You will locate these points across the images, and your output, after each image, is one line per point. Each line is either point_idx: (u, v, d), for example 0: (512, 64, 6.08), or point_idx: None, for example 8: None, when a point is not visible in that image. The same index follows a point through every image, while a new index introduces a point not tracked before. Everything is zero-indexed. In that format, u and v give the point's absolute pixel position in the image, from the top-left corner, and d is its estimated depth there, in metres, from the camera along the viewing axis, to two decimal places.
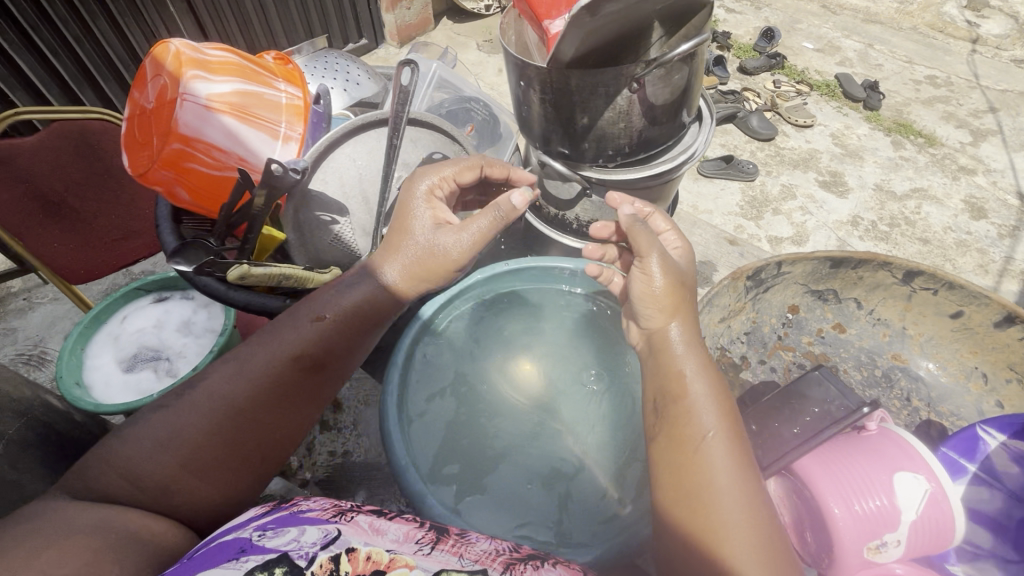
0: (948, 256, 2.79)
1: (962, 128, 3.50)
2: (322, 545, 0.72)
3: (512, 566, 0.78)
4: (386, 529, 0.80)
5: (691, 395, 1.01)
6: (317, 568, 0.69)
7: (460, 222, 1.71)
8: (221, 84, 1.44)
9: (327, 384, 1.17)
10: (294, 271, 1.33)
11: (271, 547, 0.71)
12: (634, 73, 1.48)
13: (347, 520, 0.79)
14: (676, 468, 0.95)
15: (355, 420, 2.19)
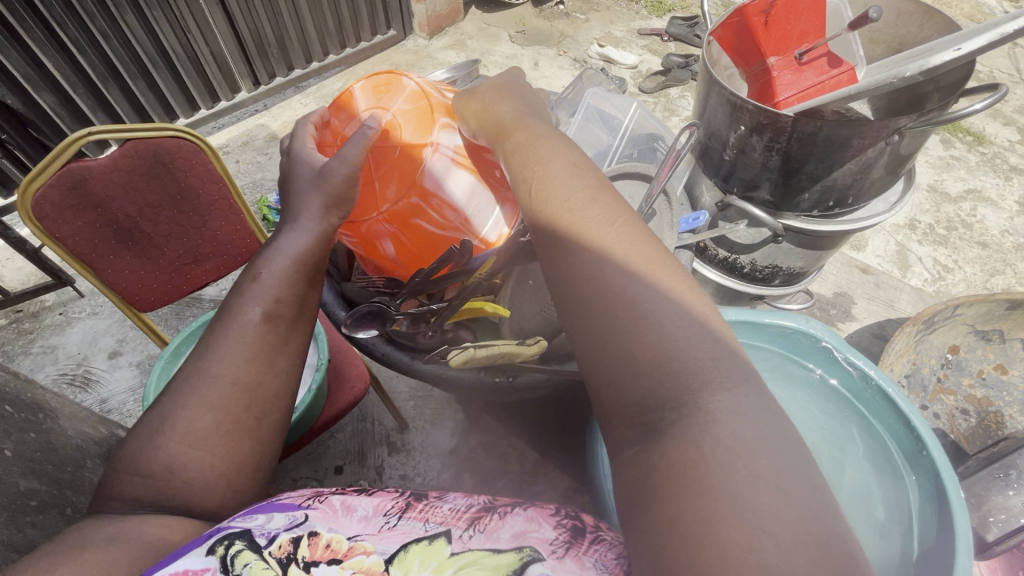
0: (1009, 260, 2.75)
1: (1010, 126, 3.43)
2: (286, 526, 0.66)
3: (478, 519, 0.68)
4: (358, 504, 0.71)
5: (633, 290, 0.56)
6: (275, 551, 0.63)
7: None
8: (470, 135, 1.02)
9: (295, 337, 0.83)
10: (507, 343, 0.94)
11: (238, 526, 0.66)
12: (901, 124, 1.26)
13: (316, 501, 0.70)
14: (598, 308, 0.56)
15: (422, 442, 2.03)
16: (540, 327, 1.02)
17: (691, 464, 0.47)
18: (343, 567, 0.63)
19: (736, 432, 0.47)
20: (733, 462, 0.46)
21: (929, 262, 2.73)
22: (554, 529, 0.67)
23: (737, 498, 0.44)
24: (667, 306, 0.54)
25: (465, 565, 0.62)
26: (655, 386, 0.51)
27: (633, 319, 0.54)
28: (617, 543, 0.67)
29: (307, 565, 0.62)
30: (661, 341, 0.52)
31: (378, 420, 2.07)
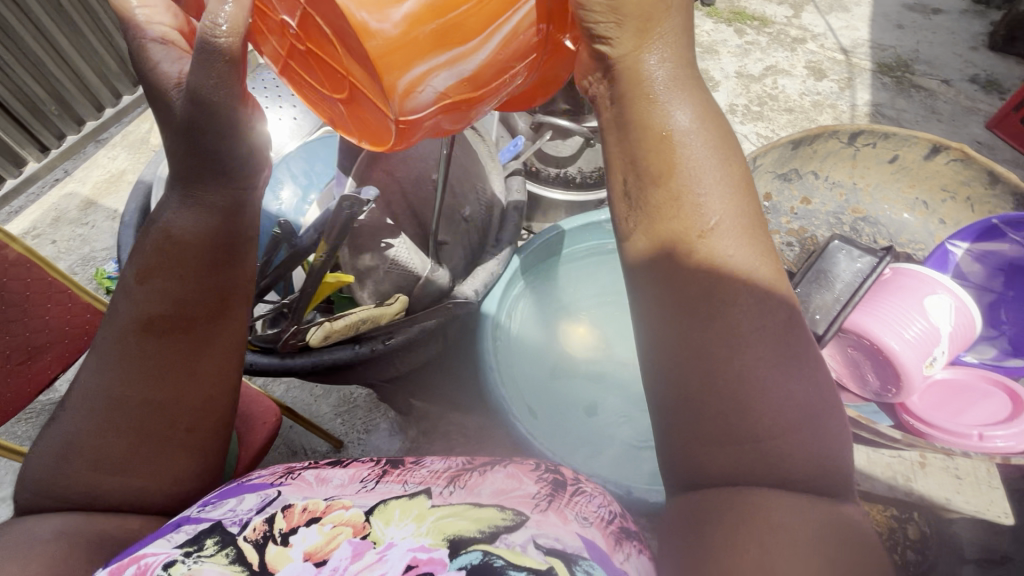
0: (811, 117, 3.18)
1: (784, 4, 3.90)
2: (258, 508, 0.62)
3: (458, 478, 0.67)
4: (332, 476, 0.70)
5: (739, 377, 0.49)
6: (251, 533, 0.59)
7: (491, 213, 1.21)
8: (451, 69, 0.57)
9: (228, 329, 0.62)
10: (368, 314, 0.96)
11: (205, 517, 0.61)
12: None
13: (289, 479, 0.70)
14: (702, 364, 0.50)
15: (363, 452, 1.98)
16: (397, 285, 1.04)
17: (740, 422, 0.49)
18: (322, 525, 0.59)
19: (793, 411, 0.49)
20: (781, 426, 0.48)
21: (754, 138, 3.08)
22: (534, 484, 0.67)
23: (771, 467, 0.48)
24: (755, 295, 0.51)
25: (447, 517, 0.59)
26: (740, 374, 0.49)
27: (731, 316, 0.50)
28: (599, 496, 0.67)
29: (285, 535, 0.58)
30: (768, 420, 0.49)
31: (310, 448, 1.99)
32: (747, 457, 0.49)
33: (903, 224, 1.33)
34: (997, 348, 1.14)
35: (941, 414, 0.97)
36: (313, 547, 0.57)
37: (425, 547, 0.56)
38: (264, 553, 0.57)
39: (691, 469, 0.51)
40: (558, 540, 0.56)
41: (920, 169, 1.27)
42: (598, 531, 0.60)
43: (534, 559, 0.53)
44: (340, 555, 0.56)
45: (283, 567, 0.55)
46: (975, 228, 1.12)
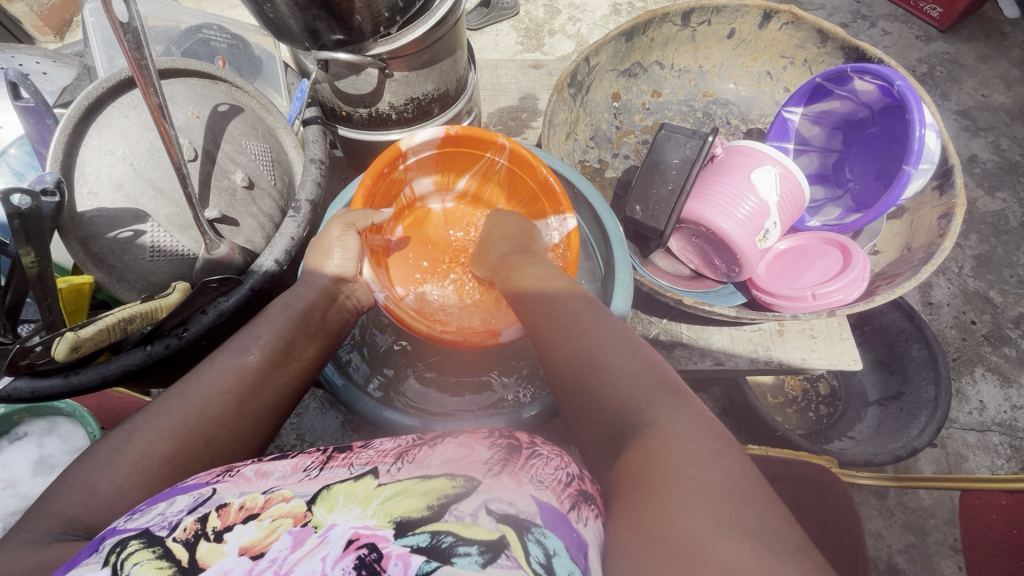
0: None
1: None
2: (191, 507, 0.46)
3: (407, 452, 0.53)
4: (273, 468, 0.52)
5: (595, 349, 0.57)
6: (179, 533, 0.42)
7: (279, 166, 0.81)
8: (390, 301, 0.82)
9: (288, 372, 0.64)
10: (140, 307, 0.63)
11: (128, 526, 0.44)
12: None
13: (225, 475, 0.51)
14: (571, 356, 0.59)
15: None
16: (174, 273, 0.69)
17: (594, 394, 0.55)
18: (260, 518, 0.44)
19: (601, 346, 0.57)
20: (606, 363, 0.56)
21: None
22: (488, 449, 0.53)
23: (620, 395, 0.53)
24: (557, 306, 0.65)
25: (394, 495, 0.45)
26: (575, 365, 0.58)
27: (582, 347, 0.58)
28: (556, 459, 0.54)
29: (220, 532, 0.42)
30: (611, 393, 0.54)
31: None
32: (606, 413, 0.53)
33: (752, 99, 1.31)
34: (841, 208, 1.11)
35: (783, 282, 1.01)
36: (250, 539, 0.41)
37: (368, 526, 0.42)
38: (194, 550, 0.41)
39: (589, 423, 0.56)
40: (511, 505, 0.44)
41: (758, 39, 1.24)
42: (554, 496, 0.48)
43: (485, 529, 0.41)
44: (280, 546, 0.41)
45: (214, 565, 0.40)
46: (805, 91, 1.12)
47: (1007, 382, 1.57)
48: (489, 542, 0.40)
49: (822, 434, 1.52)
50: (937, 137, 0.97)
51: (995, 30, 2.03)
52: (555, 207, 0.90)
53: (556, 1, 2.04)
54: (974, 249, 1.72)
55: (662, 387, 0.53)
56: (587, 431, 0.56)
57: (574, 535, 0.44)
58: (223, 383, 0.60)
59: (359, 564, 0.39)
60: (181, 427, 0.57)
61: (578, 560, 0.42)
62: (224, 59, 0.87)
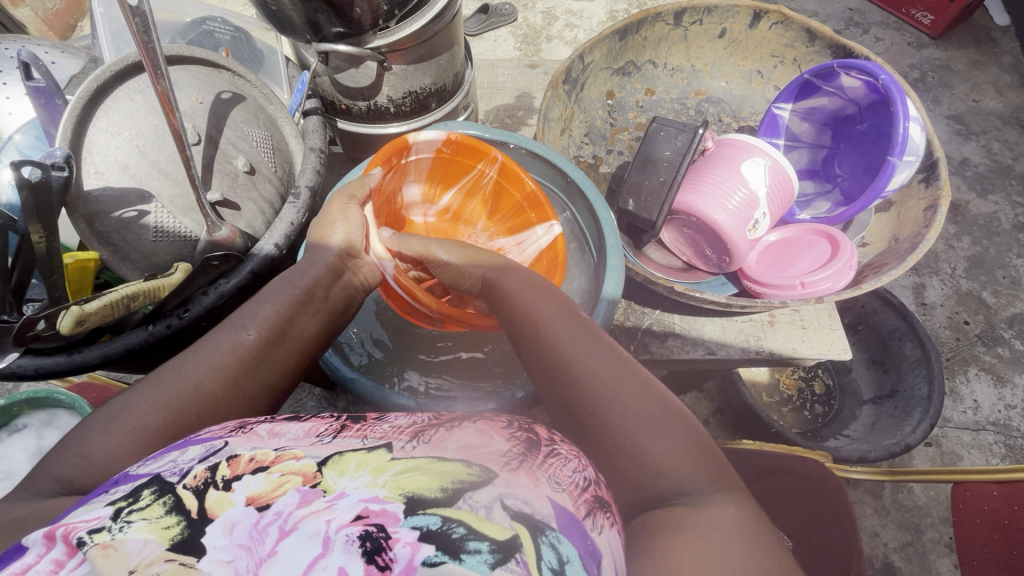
0: None
1: None
2: (201, 458, 0.48)
3: (424, 432, 0.54)
4: (287, 429, 0.54)
5: (643, 407, 0.56)
6: (189, 480, 0.45)
7: (280, 154, 0.83)
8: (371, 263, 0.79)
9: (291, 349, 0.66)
10: (141, 286, 0.65)
11: (141, 472, 0.47)
12: None
13: (239, 430, 0.53)
14: (614, 408, 0.56)
15: None
16: (176, 254, 0.71)
17: (633, 455, 0.54)
18: (270, 472, 0.46)
19: (648, 408, 0.56)
20: (652, 427, 0.55)
21: None
22: (507, 441, 0.53)
23: (666, 466, 0.52)
24: (589, 343, 0.62)
25: (406, 470, 0.46)
26: (618, 420, 0.56)
27: (629, 402, 0.56)
28: (574, 461, 0.54)
29: (228, 482, 0.45)
30: (659, 459, 0.52)
31: None
32: (651, 480, 0.52)
33: (744, 98, 1.34)
34: (831, 202, 1.14)
35: (775, 271, 1.03)
36: (257, 491, 0.44)
37: (376, 497, 0.43)
38: (203, 498, 0.43)
39: (625, 478, 0.54)
40: (527, 504, 0.44)
41: (749, 39, 1.27)
42: (570, 500, 0.48)
43: (499, 526, 0.41)
44: (286, 501, 0.43)
45: (222, 515, 0.42)
46: (794, 88, 1.15)
47: (1000, 381, 1.59)
48: (501, 541, 0.40)
49: (817, 433, 1.53)
50: (921, 130, 1.00)
51: (984, 38, 2.07)
52: (541, 215, 0.93)
53: (553, 7, 2.08)
54: (966, 251, 1.75)
55: (708, 466, 0.53)
56: (619, 487, 0.54)
57: (586, 543, 0.44)
58: (223, 357, 0.62)
59: (365, 535, 0.40)
60: (183, 398, 0.58)
61: (590, 569, 0.42)
62: (228, 50, 0.89)
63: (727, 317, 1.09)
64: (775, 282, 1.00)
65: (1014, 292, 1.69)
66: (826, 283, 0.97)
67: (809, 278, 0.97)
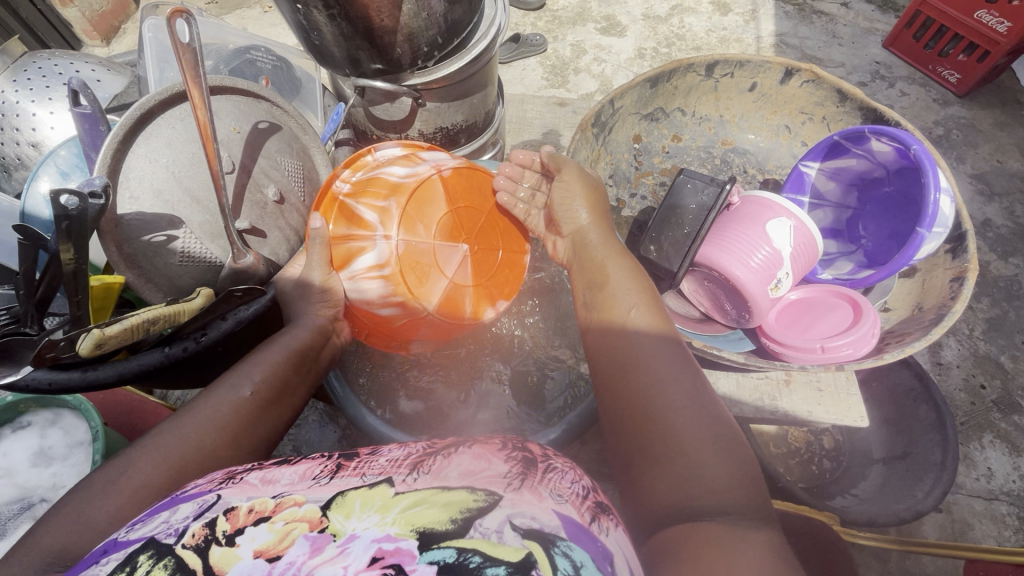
0: None
1: None
2: (195, 515, 0.46)
3: (422, 462, 0.53)
4: (280, 475, 0.53)
5: (687, 424, 0.56)
6: (188, 540, 0.43)
7: (308, 184, 0.84)
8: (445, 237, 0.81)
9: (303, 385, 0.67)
10: (162, 310, 0.65)
11: (132, 538, 0.45)
12: None
13: (230, 481, 0.52)
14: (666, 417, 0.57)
15: None
16: (200, 279, 0.71)
17: (681, 471, 0.54)
18: (273, 522, 0.44)
19: (712, 426, 0.56)
20: (706, 451, 0.54)
21: None
22: (505, 463, 0.53)
23: (712, 485, 0.52)
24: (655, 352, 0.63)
25: (414, 504, 0.46)
26: (671, 426, 0.56)
27: (683, 415, 0.57)
28: (571, 472, 0.56)
29: (230, 537, 0.43)
30: (704, 476, 0.53)
31: None
32: (696, 495, 0.52)
33: (770, 151, 1.34)
34: (853, 264, 1.13)
35: (793, 331, 1.01)
36: (264, 544, 0.42)
37: (389, 535, 0.42)
38: (208, 556, 0.41)
39: (671, 481, 0.53)
40: (534, 520, 0.45)
41: (778, 94, 1.28)
42: (575, 509, 0.49)
43: (511, 547, 0.41)
44: (296, 551, 0.41)
45: (231, 571, 0.40)
46: (823, 147, 1.15)
47: (1016, 451, 1.54)
48: (516, 562, 0.40)
49: (824, 489, 1.50)
50: (951, 202, 0.99)
51: (1011, 99, 2.07)
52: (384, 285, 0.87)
53: (582, 41, 2.11)
54: (986, 312, 1.72)
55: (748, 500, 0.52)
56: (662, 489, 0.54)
57: (597, 545, 0.45)
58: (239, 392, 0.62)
59: None
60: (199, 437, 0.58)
61: (603, 567, 0.43)
62: (268, 79, 0.91)
63: (742, 373, 1.08)
64: (792, 341, 0.98)
65: None
66: (844, 348, 0.95)
67: (829, 342, 0.95)
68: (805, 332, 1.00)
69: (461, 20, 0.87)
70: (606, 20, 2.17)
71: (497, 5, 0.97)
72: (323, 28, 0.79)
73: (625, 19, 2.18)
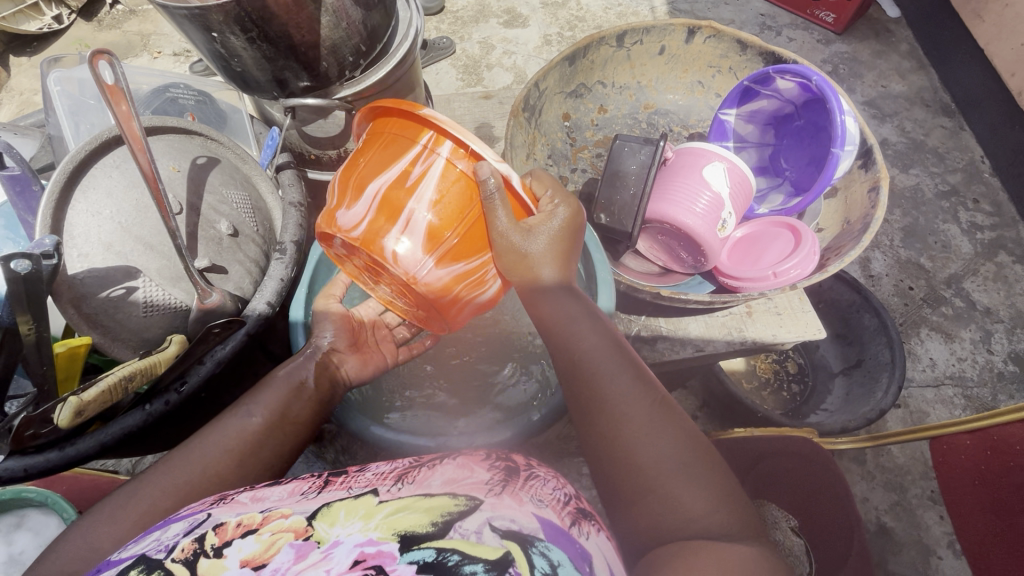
0: None
1: None
2: (186, 531, 0.48)
3: (407, 475, 0.56)
4: (269, 493, 0.55)
5: (646, 439, 0.59)
6: (178, 554, 0.44)
7: (258, 212, 0.83)
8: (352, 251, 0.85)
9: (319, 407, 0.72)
10: (137, 364, 0.63)
11: (125, 555, 0.46)
12: None
13: (221, 500, 0.53)
14: (616, 437, 0.60)
15: None
16: (168, 329, 0.69)
17: (658, 506, 0.55)
18: (259, 533, 0.46)
19: (678, 456, 0.58)
20: (672, 477, 0.56)
21: None
22: (487, 471, 0.56)
23: (683, 506, 0.54)
24: (619, 375, 0.65)
25: (396, 511, 0.48)
26: (634, 451, 0.59)
27: (636, 439, 0.59)
28: (553, 481, 0.59)
29: (219, 548, 0.44)
30: (676, 498, 0.55)
31: None
32: (663, 512, 0.55)
33: (689, 107, 1.43)
34: (784, 194, 1.22)
35: (747, 264, 1.09)
36: (250, 553, 0.43)
37: (371, 540, 0.44)
38: (195, 567, 0.43)
39: (645, 499, 0.56)
40: (514, 522, 0.47)
41: (686, 53, 1.36)
42: (554, 512, 0.51)
43: (490, 546, 0.44)
44: (281, 558, 0.43)
45: None
46: (736, 94, 1.24)
47: (950, 338, 1.71)
48: (493, 560, 0.42)
49: (799, 410, 1.61)
50: (855, 121, 1.09)
51: (882, 29, 2.28)
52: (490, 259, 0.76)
53: (489, 37, 2.15)
54: (900, 222, 1.89)
55: (726, 518, 0.54)
56: (634, 508, 0.57)
57: (575, 547, 0.47)
58: None
59: None
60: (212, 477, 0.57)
61: (581, 567, 0.45)
62: (193, 115, 0.89)
63: (709, 315, 1.15)
64: (746, 272, 1.06)
65: (947, 255, 1.84)
66: (794, 268, 1.03)
67: (776, 265, 1.04)
68: (755, 260, 1.09)
69: (380, 26, 0.88)
70: (507, 14, 2.22)
71: (409, 7, 0.99)
72: (242, 53, 0.77)
73: (526, 10, 2.24)
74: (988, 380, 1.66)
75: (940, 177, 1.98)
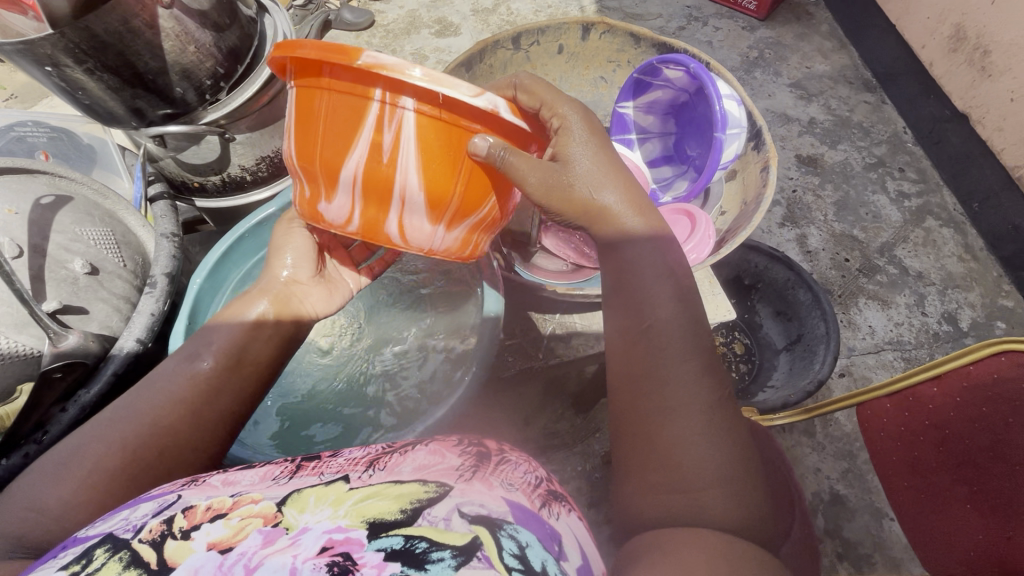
0: None
1: None
2: (155, 512, 0.47)
3: (378, 461, 0.56)
4: (241, 477, 0.54)
5: (695, 425, 0.57)
6: (145, 534, 0.44)
7: (126, 246, 0.82)
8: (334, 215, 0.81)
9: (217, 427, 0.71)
10: None
11: (91, 534, 0.45)
12: None
13: (192, 484, 0.53)
14: (659, 410, 0.58)
15: None
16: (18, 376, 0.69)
17: (677, 490, 0.55)
18: (229, 518, 0.45)
19: (717, 463, 0.55)
20: (704, 475, 0.55)
21: None
22: (458, 457, 0.56)
23: (700, 507, 0.53)
24: (685, 358, 0.61)
25: (367, 497, 0.47)
26: (670, 434, 0.57)
27: (673, 424, 0.57)
28: (524, 465, 0.60)
29: (186, 530, 0.44)
30: (692, 498, 0.54)
31: None
32: (675, 499, 0.54)
33: (595, 103, 1.45)
34: (687, 181, 1.24)
35: None
36: (218, 536, 0.42)
37: (340, 527, 0.43)
38: (161, 549, 0.42)
39: (665, 480, 0.55)
40: (483, 507, 0.47)
41: (585, 50, 1.37)
42: (525, 496, 0.52)
43: (457, 532, 0.43)
44: (249, 542, 0.42)
45: (185, 560, 0.40)
46: (630, 87, 1.26)
47: (886, 305, 1.75)
48: (460, 545, 0.41)
49: (748, 390, 1.63)
50: (737, 104, 1.11)
51: (802, 13, 2.36)
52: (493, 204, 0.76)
53: (422, 48, 2.15)
54: (832, 197, 1.94)
55: (737, 536, 0.52)
56: (649, 483, 0.56)
57: (547, 529, 0.48)
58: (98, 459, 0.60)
59: (331, 562, 0.39)
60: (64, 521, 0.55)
61: (550, 547, 0.46)
62: (46, 153, 0.95)
63: None
64: None
65: (878, 225, 1.89)
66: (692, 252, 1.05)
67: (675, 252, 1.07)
68: None
69: (239, 45, 0.89)
70: (439, 24, 2.22)
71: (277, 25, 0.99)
72: (87, 85, 0.76)
73: (457, 19, 2.24)
74: (925, 341, 1.71)
75: (867, 150, 2.04)
